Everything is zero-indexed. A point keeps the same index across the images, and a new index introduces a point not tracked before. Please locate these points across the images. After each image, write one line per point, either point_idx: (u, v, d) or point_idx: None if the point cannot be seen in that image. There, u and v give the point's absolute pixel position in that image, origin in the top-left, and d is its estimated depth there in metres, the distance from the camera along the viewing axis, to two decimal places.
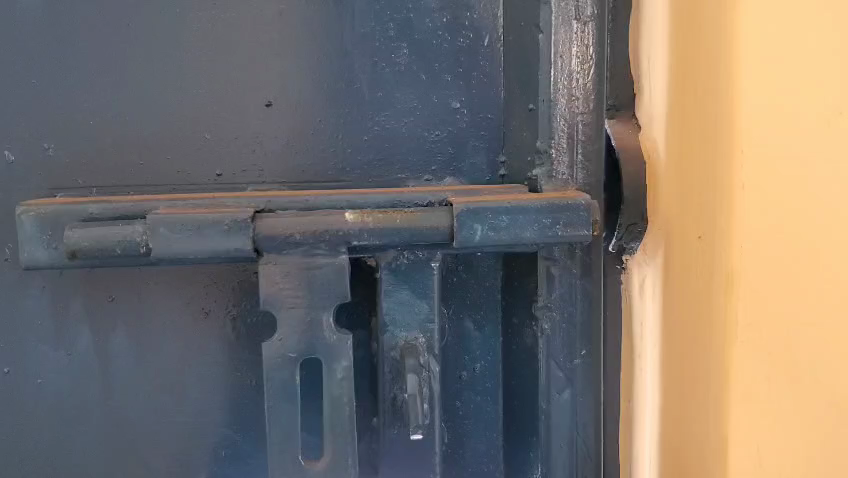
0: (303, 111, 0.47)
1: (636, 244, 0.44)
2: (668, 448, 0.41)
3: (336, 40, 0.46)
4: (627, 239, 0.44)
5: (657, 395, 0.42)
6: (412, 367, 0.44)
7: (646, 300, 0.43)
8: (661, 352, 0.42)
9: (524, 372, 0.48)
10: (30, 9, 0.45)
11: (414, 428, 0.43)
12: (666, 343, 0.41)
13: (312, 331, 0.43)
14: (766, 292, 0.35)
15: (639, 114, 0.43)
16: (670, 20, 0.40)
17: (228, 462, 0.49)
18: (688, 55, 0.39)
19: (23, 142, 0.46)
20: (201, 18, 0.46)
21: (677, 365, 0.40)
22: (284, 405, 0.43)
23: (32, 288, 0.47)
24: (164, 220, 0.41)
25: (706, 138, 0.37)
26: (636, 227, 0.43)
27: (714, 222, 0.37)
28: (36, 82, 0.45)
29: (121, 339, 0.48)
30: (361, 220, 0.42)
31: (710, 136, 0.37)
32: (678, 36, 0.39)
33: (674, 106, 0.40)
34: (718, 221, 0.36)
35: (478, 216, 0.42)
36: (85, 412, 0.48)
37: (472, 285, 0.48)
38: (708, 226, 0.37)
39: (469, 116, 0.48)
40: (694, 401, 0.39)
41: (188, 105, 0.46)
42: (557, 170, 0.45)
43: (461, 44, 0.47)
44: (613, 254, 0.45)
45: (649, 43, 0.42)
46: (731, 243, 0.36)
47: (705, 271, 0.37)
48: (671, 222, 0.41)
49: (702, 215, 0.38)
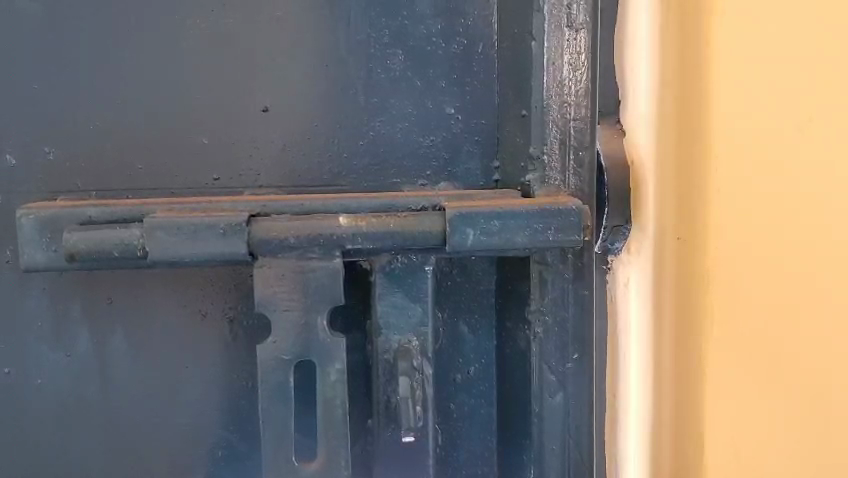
0: (300, 117, 0.47)
1: (620, 244, 0.44)
2: (660, 451, 0.42)
3: (332, 46, 0.47)
4: (611, 240, 0.44)
5: (643, 398, 0.43)
6: (404, 370, 0.45)
7: (630, 300, 0.43)
8: (650, 356, 0.42)
9: (517, 375, 0.48)
10: (31, 15, 0.46)
11: (406, 430, 0.44)
12: (655, 345, 0.42)
13: (306, 333, 0.43)
14: (756, 286, 0.37)
15: (624, 118, 0.44)
16: (656, 23, 0.40)
17: (225, 462, 0.50)
18: (668, 66, 0.40)
19: (24, 145, 0.47)
20: (199, 24, 0.46)
21: (662, 368, 0.42)
22: (279, 406, 0.43)
23: (32, 289, 0.48)
24: (162, 223, 0.42)
25: (686, 147, 0.40)
26: (620, 229, 0.44)
27: (693, 226, 0.39)
28: (37, 87, 0.46)
29: (120, 340, 0.48)
30: (355, 224, 0.43)
31: (689, 145, 0.39)
32: (666, 39, 0.40)
33: (664, 109, 0.41)
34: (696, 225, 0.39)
35: (469, 220, 0.43)
36: (84, 412, 0.49)
37: (467, 287, 0.49)
38: (687, 228, 0.40)
39: (463, 122, 0.48)
40: (680, 400, 0.41)
41: (186, 109, 0.47)
42: (550, 175, 0.46)
43: (457, 50, 0.48)
44: (600, 254, 0.45)
45: (635, 49, 0.42)
46: (707, 245, 0.39)
47: (685, 272, 0.40)
48: (660, 222, 0.41)
49: (683, 219, 0.40)
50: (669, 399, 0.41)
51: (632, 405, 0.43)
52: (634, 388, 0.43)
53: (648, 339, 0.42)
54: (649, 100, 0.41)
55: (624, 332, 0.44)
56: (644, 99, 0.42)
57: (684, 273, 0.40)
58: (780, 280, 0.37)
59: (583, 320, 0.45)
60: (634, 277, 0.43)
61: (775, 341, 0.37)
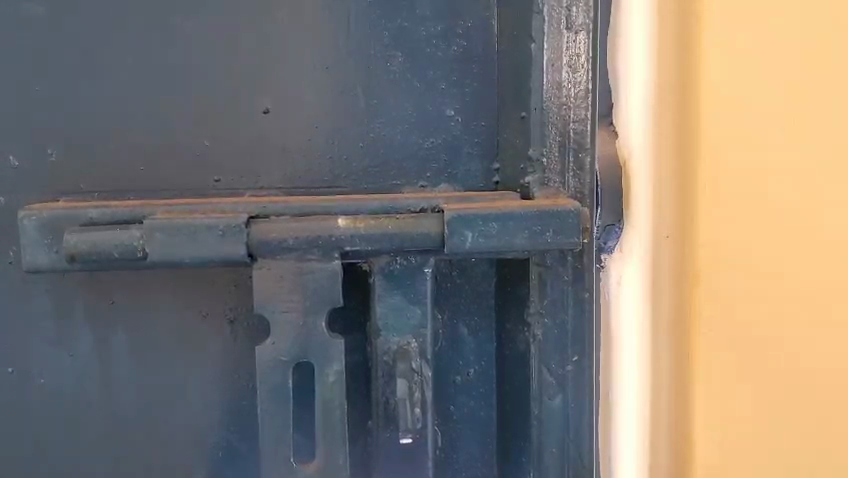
0: (300, 118, 0.48)
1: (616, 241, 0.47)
2: (658, 422, 0.48)
3: (332, 48, 0.47)
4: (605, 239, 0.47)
5: (639, 376, 0.48)
6: (403, 372, 0.45)
7: (625, 294, 0.48)
8: (649, 343, 0.48)
9: (517, 377, 0.48)
10: (33, 17, 0.46)
11: (404, 432, 0.44)
12: (652, 335, 0.48)
13: (305, 335, 0.43)
14: (739, 273, 0.46)
15: (618, 125, 0.47)
16: (653, 50, 0.46)
17: (225, 463, 0.50)
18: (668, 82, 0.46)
19: (26, 147, 0.47)
20: (200, 26, 0.47)
21: (658, 348, 0.48)
22: (277, 407, 0.43)
23: (35, 289, 0.48)
24: (162, 225, 0.43)
25: (676, 157, 0.46)
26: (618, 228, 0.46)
27: (684, 225, 0.46)
28: (39, 89, 0.46)
29: (123, 341, 0.49)
30: (354, 226, 0.43)
31: (677, 154, 0.46)
32: (661, 66, 0.46)
33: (661, 125, 0.46)
34: (686, 224, 0.46)
35: (468, 222, 0.43)
36: (87, 412, 0.49)
37: (466, 289, 0.49)
38: (675, 227, 0.46)
39: (463, 123, 0.48)
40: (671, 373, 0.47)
41: (187, 111, 0.47)
42: (550, 177, 0.46)
43: (456, 52, 0.48)
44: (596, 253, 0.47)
45: (629, 64, 0.46)
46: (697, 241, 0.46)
47: (673, 264, 0.47)
48: (654, 223, 0.47)
49: (671, 219, 0.47)
50: (667, 380, 0.48)
51: (628, 387, 0.48)
52: (632, 370, 0.48)
53: (648, 330, 0.48)
54: (647, 111, 0.46)
55: (616, 327, 0.48)
56: (639, 112, 0.46)
57: (678, 272, 0.47)
58: (778, 271, 0.45)
59: (584, 323, 0.46)
60: (629, 274, 0.48)
61: (776, 321, 0.46)
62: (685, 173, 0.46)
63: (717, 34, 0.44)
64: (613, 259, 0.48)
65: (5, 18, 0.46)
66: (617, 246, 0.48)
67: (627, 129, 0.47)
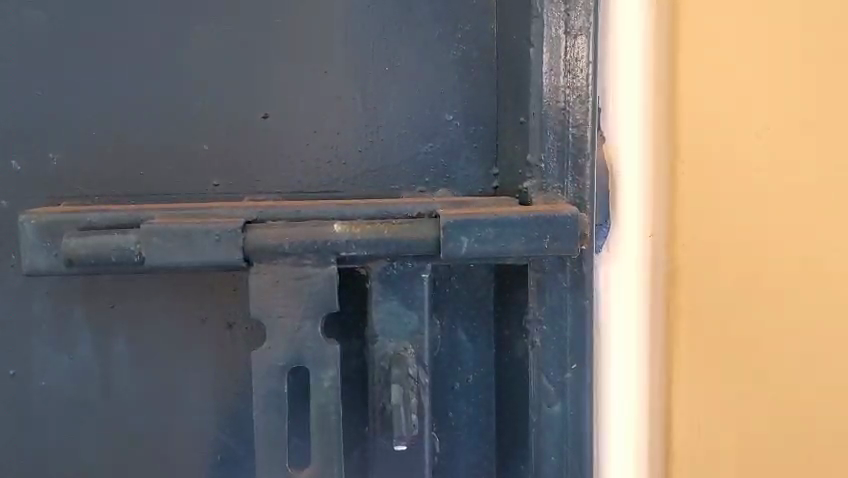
0: (299, 122, 0.48)
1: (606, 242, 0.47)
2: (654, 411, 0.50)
3: (331, 53, 0.47)
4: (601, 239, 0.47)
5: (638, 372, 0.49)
6: (397, 378, 0.44)
7: (615, 293, 0.48)
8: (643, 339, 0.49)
9: (515, 383, 0.48)
10: (34, 23, 0.46)
11: (398, 438, 0.44)
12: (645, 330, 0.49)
13: (301, 340, 0.43)
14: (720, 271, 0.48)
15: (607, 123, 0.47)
16: (644, 50, 0.47)
17: (224, 467, 0.50)
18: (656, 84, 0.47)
19: (28, 152, 0.47)
20: (200, 32, 0.47)
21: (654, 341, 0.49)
22: (272, 413, 0.43)
23: (37, 292, 0.48)
24: (159, 230, 0.43)
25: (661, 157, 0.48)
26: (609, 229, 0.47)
27: (666, 223, 0.49)
28: (40, 94, 0.47)
29: (123, 344, 0.49)
30: (350, 231, 0.43)
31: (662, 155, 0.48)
32: (650, 68, 0.47)
33: (653, 124, 0.47)
34: (668, 222, 0.49)
35: (464, 228, 0.43)
36: (87, 414, 0.49)
37: (464, 295, 0.49)
38: (659, 226, 0.49)
39: (462, 128, 0.48)
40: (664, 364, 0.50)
41: (187, 116, 0.47)
42: (548, 183, 0.45)
43: (453, 56, 0.48)
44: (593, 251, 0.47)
45: (618, 63, 0.47)
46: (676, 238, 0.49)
47: (658, 260, 0.49)
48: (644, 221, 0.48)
49: (655, 218, 0.48)
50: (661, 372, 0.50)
51: (623, 385, 0.49)
52: (626, 366, 0.49)
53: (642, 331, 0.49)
54: (637, 110, 0.47)
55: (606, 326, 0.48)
56: (628, 112, 0.47)
57: (672, 271, 0.49)
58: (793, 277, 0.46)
59: (584, 332, 0.45)
60: (619, 272, 0.48)
61: (790, 326, 0.46)
62: (673, 174, 0.48)
63: (724, 45, 0.46)
64: (604, 258, 0.48)
65: (6, 24, 0.46)
66: (607, 245, 0.48)
67: (617, 128, 0.47)
